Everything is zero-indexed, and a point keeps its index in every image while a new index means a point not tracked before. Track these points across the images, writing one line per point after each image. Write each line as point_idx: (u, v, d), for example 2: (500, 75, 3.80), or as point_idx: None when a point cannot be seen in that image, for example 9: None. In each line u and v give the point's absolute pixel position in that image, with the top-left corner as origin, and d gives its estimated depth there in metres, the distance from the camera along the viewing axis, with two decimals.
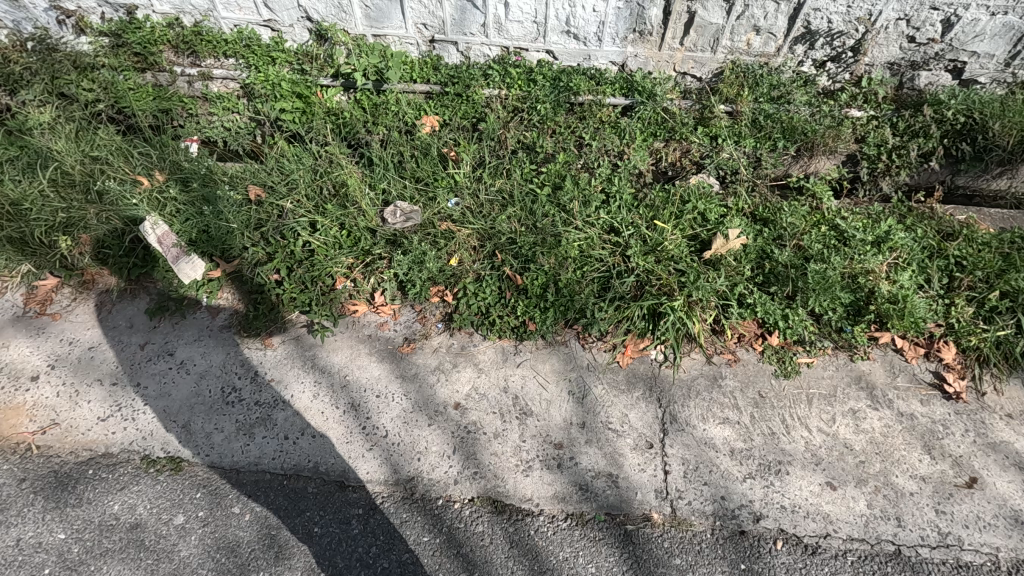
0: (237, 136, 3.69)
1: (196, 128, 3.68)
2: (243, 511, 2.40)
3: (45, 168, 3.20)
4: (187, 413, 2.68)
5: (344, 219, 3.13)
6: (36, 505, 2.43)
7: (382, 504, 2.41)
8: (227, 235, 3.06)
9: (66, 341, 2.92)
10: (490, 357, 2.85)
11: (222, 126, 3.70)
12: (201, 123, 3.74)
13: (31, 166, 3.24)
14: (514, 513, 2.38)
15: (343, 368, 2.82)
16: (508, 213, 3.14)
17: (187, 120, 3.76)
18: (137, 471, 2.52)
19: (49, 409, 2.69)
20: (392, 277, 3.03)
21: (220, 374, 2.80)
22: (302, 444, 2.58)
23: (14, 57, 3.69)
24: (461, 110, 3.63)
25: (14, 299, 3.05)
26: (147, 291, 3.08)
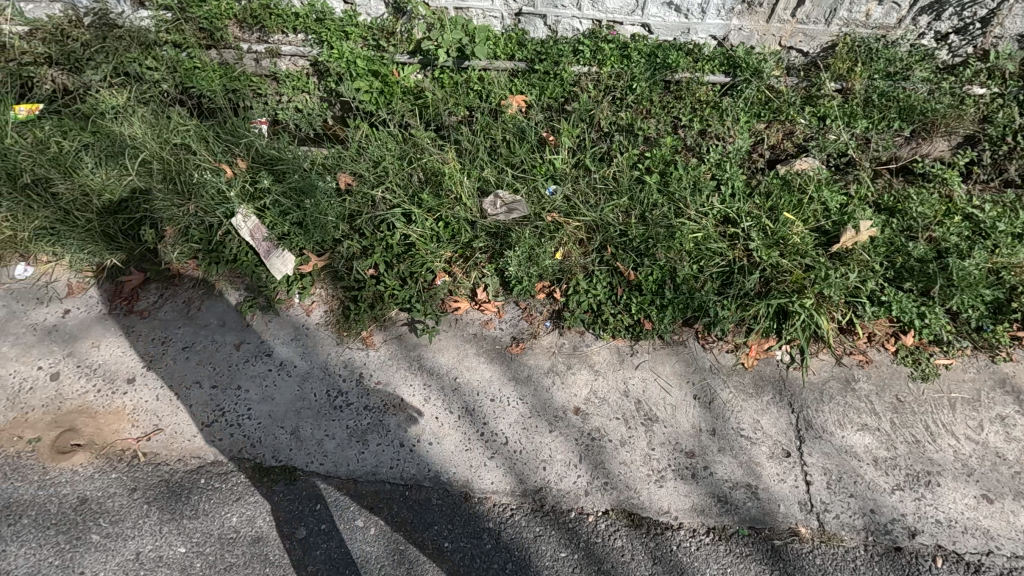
0: (310, 118, 3.52)
1: (266, 108, 3.50)
2: (367, 525, 2.29)
3: (125, 157, 3.06)
4: (294, 418, 2.55)
5: (441, 210, 2.95)
6: (151, 516, 2.33)
7: (513, 517, 2.30)
8: (319, 227, 2.90)
9: (158, 340, 2.79)
10: (605, 357, 2.70)
11: (294, 107, 3.54)
12: (270, 103, 3.55)
13: (107, 152, 3.09)
14: (652, 527, 2.27)
15: (452, 369, 2.68)
16: (615, 203, 2.95)
17: (256, 100, 3.53)
18: (251, 481, 2.41)
19: (150, 414, 2.58)
20: (494, 272, 2.86)
21: (324, 376, 2.67)
22: (420, 451, 2.46)
23: (75, 34, 3.50)
24: (550, 89, 3.38)
25: (99, 294, 2.93)
26: (236, 287, 2.93)
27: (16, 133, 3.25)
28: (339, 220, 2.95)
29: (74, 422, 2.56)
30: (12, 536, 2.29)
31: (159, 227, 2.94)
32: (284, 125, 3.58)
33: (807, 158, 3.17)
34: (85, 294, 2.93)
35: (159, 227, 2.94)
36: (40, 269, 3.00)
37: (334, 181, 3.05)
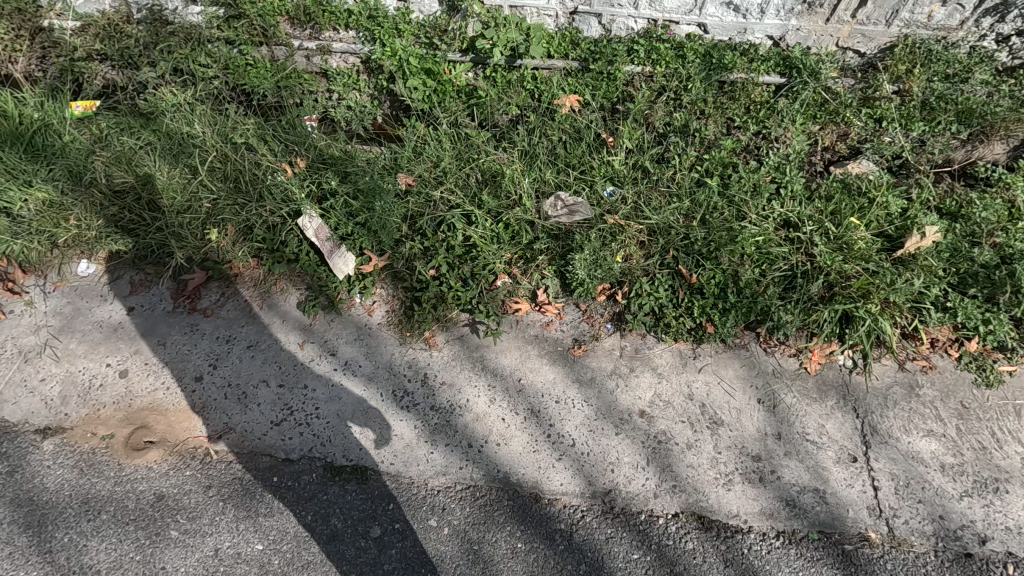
0: (361, 115, 3.54)
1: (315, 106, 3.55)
2: (440, 525, 2.32)
3: (186, 157, 3.12)
4: (362, 417, 2.58)
5: (502, 212, 2.97)
6: (227, 513, 2.37)
7: (583, 519, 2.33)
8: (383, 227, 2.93)
9: (223, 339, 2.82)
10: (667, 360, 2.72)
11: (348, 105, 3.56)
12: (320, 100, 3.59)
13: (167, 151, 3.16)
14: (722, 530, 2.29)
15: (515, 371, 2.70)
16: (674, 206, 2.96)
17: (307, 97, 3.57)
18: (323, 480, 2.44)
19: (220, 412, 2.61)
20: (555, 274, 2.89)
21: (389, 376, 2.70)
22: (488, 452, 2.48)
23: (130, 32, 3.55)
24: (604, 88, 3.40)
25: (162, 293, 2.96)
26: (298, 286, 2.97)
27: (76, 131, 3.29)
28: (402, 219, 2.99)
29: (146, 419, 2.60)
30: (92, 531, 2.34)
31: (223, 226, 3.00)
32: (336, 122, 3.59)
33: (862, 161, 3.15)
34: (148, 293, 2.97)
35: (223, 225, 3.00)
36: (102, 267, 3.04)
37: (396, 181, 3.08)
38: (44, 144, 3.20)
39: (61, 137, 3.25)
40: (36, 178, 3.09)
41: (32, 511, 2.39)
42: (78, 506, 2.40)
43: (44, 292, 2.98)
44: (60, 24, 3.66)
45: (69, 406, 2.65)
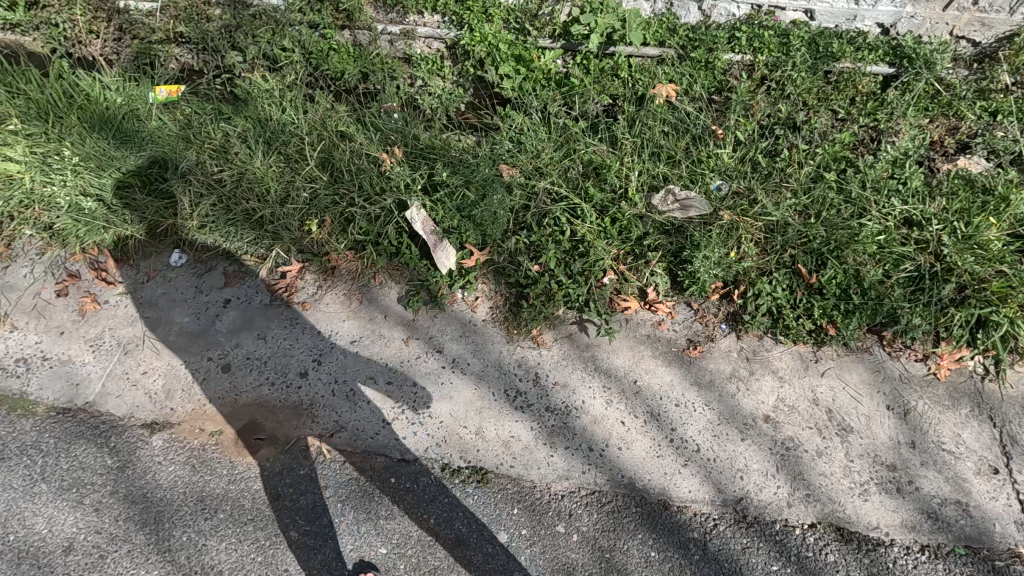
0: (447, 103, 3.38)
1: (394, 93, 3.35)
2: (569, 531, 2.25)
3: (280, 144, 3.01)
4: (477, 418, 2.51)
5: (608, 206, 2.86)
6: (347, 515, 2.30)
7: (716, 528, 2.25)
8: (487, 219, 2.80)
9: (325, 334, 2.74)
10: (788, 363, 2.62)
11: (431, 91, 3.42)
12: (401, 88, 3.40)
13: (257, 137, 3.04)
14: (864, 543, 2.21)
15: (630, 371, 2.61)
16: (790, 200, 2.82)
17: (388, 82, 3.41)
18: (443, 482, 2.37)
19: (329, 410, 2.53)
20: (664, 271, 2.78)
21: (500, 375, 2.61)
22: (611, 457, 2.41)
23: (210, 13, 3.43)
24: (703, 78, 3.27)
25: (257, 285, 2.87)
26: (398, 280, 2.89)
27: (161, 116, 3.20)
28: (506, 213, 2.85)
29: (254, 416, 2.53)
30: (211, 530, 2.29)
31: (320, 217, 2.91)
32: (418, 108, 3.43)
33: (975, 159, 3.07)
34: (243, 284, 2.87)
35: (320, 216, 2.91)
36: (194, 257, 2.95)
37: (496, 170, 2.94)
38: (130, 129, 3.11)
39: (147, 122, 3.17)
40: (126, 165, 3.00)
41: (148, 508, 2.34)
42: (193, 504, 2.34)
43: (137, 282, 2.91)
44: (136, 5, 3.52)
45: (174, 400, 2.59)
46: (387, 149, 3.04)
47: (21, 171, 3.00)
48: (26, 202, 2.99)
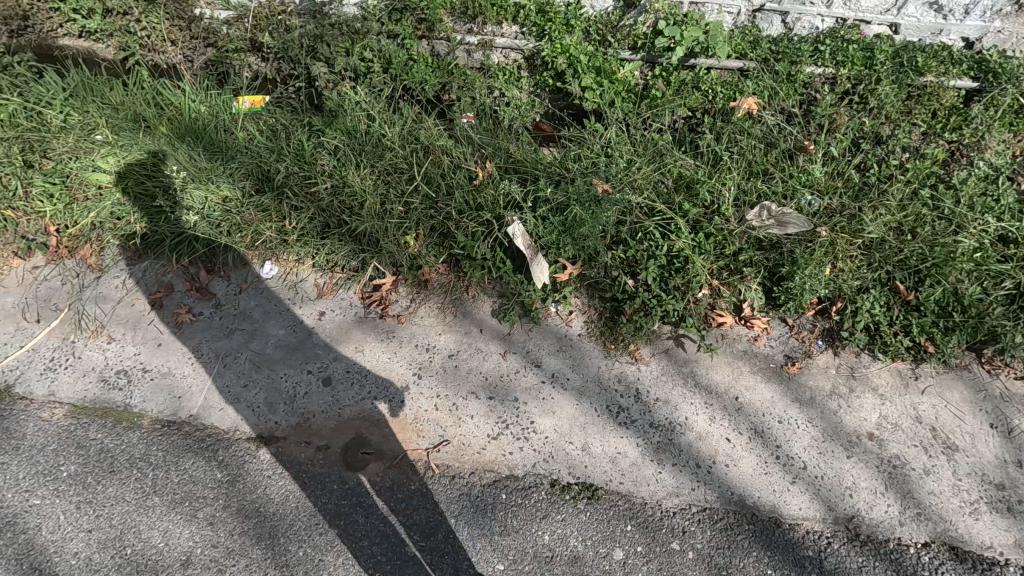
0: (523, 113, 3.32)
1: (469, 103, 3.31)
2: (684, 549, 2.26)
3: (371, 156, 3.02)
4: (581, 433, 2.52)
5: (700, 220, 2.86)
6: (462, 531, 2.32)
7: (830, 546, 2.26)
8: (586, 232, 2.79)
9: (422, 347, 2.76)
10: (888, 380, 2.63)
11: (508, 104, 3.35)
12: (474, 97, 3.35)
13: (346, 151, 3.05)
14: (979, 562, 2.22)
15: (730, 388, 2.63)
16: (885, 216, 2.82)
17: (463, 93, 3.35)
18: (553, 498, 2.38)
19: (434, 425, 2.56)
20: (759, 286, 2.79)
21: (600, 390, 2.63)
22: (719, 474, 2.42)
23: (291, 23, 3.46)
24: (784, 92, 3.23)
25: (351, 297, 2.90)
26: (490, 293, 2.90)
27: (246, 126, 3.20)
28: (606, 227, 2.83)
29: (359, 430, 2.54)
30: (327, 545, 2.30)
31: (414, 230, 2.92)
32: (494, 120, 3.33)
33: None
34: (336, 297, 2.91)
35: (413, 228, 2.92)
36: (285, 269, 2.98)
37: (592, 185, 2.95)
38: (218, 139, 3.12)
39: (234, 133, 3.17)
40: (217, 175, 3.02)
41: (261, 522, 2.36)
42: (306, 519, 2.36)
43: (230, 293, 2.92)
44: (211, 14, 3.62)
45: (277, 414, 2.60)
46: (480, 162, 3.08)
47: (112, 181, 3.08)
48: (117, 213, 3.03)
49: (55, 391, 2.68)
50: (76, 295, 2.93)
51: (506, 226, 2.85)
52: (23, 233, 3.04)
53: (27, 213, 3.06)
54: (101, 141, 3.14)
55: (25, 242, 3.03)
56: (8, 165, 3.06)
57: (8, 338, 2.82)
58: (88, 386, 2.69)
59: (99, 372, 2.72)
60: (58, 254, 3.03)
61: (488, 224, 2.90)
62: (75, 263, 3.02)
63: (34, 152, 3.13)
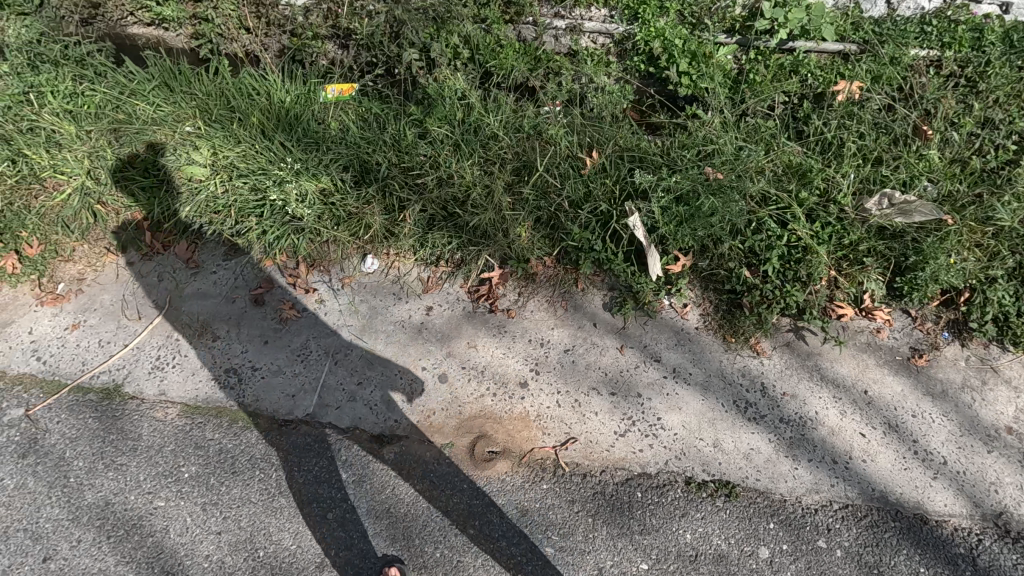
0: (614, 99, 3.14)
1: (558, 91, 3.20)
2: (832, 546, 2.21)
3: (475, 145, 2.93)
4: (711, 429, 2.47)
5: (818, 210, 2.78)
6: (601, 530, 2.27)
7: (982, 543, 2.21)
8: (711, 224, 2.71)
9: (536, 343, 2.69)
10: (1019, 372, 2.57)
11: (597, 92, 3.20)
12: (564, 83, 3.25)
13: (448, 141, 2.95)
14: None
15: (858, 381, 2.57)
16: (1013, 201, 2.71)
17: (554, 79, 3.27)
18: (690, 496, 2.33)
19: (559, 422, 2.50)
20: (879, 277, 2.70)
21: (726, 385, 2.57)
22: (857, 470, 2.37)
23: (373, 8, 3.33)
24: (886, 74, 3.10)
25: (457, 292, 2.83)
26: (600, 286, 2.83)
27: (338, 115, 3.09)
28: (729, 219, 2.72)
29: (483, 428, 2.48)
30: (464, 546, 2.25)
31: (523, 222, 2.83)
32: (584, 105, 3.22)
33: None
34: (442, 291, 2.83)
35: (523, 219, 2.82)
36: (386, 262, 2.91)
37: (703, 173, 2.86)
38: (313, 130, 3.00)
39: (325, 123, 3.07)
40: (314, 166, 2.93)
41: (394, 523, 2.31)
42: (440, 519, 2.31)
43: (333, 289, 2.85)
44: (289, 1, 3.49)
45: (397, 412, 2.54)
46: (587, 151, 2.99)
47: (206, 175, 2.94)
48: (210, 206, 2.93)
49: (166, 390, 2.62)
50: (176, 292, 2.86)
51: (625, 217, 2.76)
52: (114, 229, 3.00)
53: (117, 207, 3.01)
54: (190, 133, 3.02)
55: (118, 237, 2.97)
56: (98, 158, 3.00)
57: (111, 337, 2.75)
58: (199, 385, 2.63)
59: (208, 370, 2.66)
60: (152, 250, 2.96)
61: (603, 215, 2.81)
62: (169, 258, 2.95)
63: (122, 146, 3.02)
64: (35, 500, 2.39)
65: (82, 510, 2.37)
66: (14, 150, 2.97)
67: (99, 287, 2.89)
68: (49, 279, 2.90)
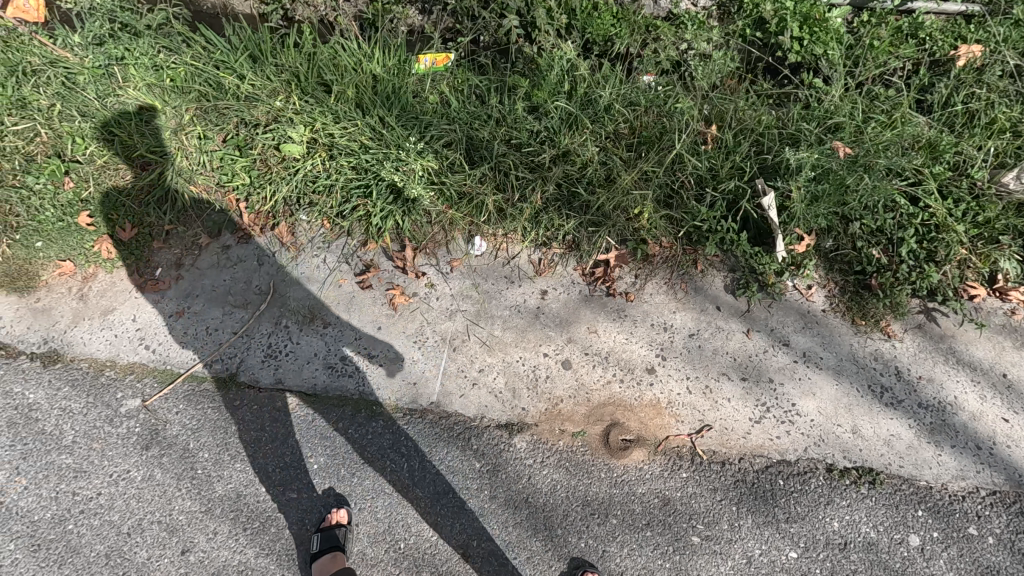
0: (723, 65, 2.99)
1: (655, 61, 3.09)
2: (983, 534, 2.19)
3: (588, 117, 2.74)
4: (848, 415, 2.41)
5: (949, 185, 2.69)
6: (747, 519, 2.25)
7: None
8: (844, 202, 2.61)
9: (660, 327, 2.61)
10: None
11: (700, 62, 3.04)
12: (666, 51, 3.08)
13: (560, 114, 2.75)
14: None
15: (995, 364, 2.50)
16: None
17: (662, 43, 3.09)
18: (834, 483, 2.29)
19: (691, 408, 2.44)
20: (1016, 254, 2.59)
21: (859, 369, 2.50)
22: (1002, 455, 2.31)
23: None
24: (1013, 38, 2.93)
25: (571, 275, 2.74)
26: (719, 267, 2.73)
27: (435, 88, 2.93)
28: (866, 198, 2.57)
29: (615, 416, 2.43)
30: (609, 536, 2.23)
31: (648, 201, 2.64)
32: (686, 73, 3.09)
33: None
34: (555, 274, 2.74)
35: (649, 197, 2.65)
36: (494, 244, 2.79)
37: (831, 149, 2.68)
38: (414, 106, 2.86)
39: (423, 96, 2.90)
40: (415, 142, 2.76)
41: (534, 514, 2.28)
42: (581, 509, 2.28)
43: (442, 273, 2.76)
44: None
45: (524, 400, 2.48)
46: (705, 124, 2.84)
47: (304, 154, 2.81)
48: (310, 186, 2.82)
49: (282, 379, 2.54)
50: (278, 276, 2.77)
51: (759, 197, 2.60)
52: (205, 211, 2.88)
53: (207, 187, 2.87)
54: (281, 107, 2.85)
55: (212, 220, 2.86)
56: (188, 134, 2.86)
57: (218, 324, 2.67)
58: (316, 373, 2.55)
59: (323, 358, 2.58)
60: (248, 233, 2.84)
61: (732, 193, 2.64)
62: (268, 241, 2.84)
63: (211, 124, 2.88)
64: (164, 493, 2.36)
65: (214, 503, 2.34)
66: (102, 128, 2.87)
67: (198, 272, 2.79)
68: (146, 264, 2.80)
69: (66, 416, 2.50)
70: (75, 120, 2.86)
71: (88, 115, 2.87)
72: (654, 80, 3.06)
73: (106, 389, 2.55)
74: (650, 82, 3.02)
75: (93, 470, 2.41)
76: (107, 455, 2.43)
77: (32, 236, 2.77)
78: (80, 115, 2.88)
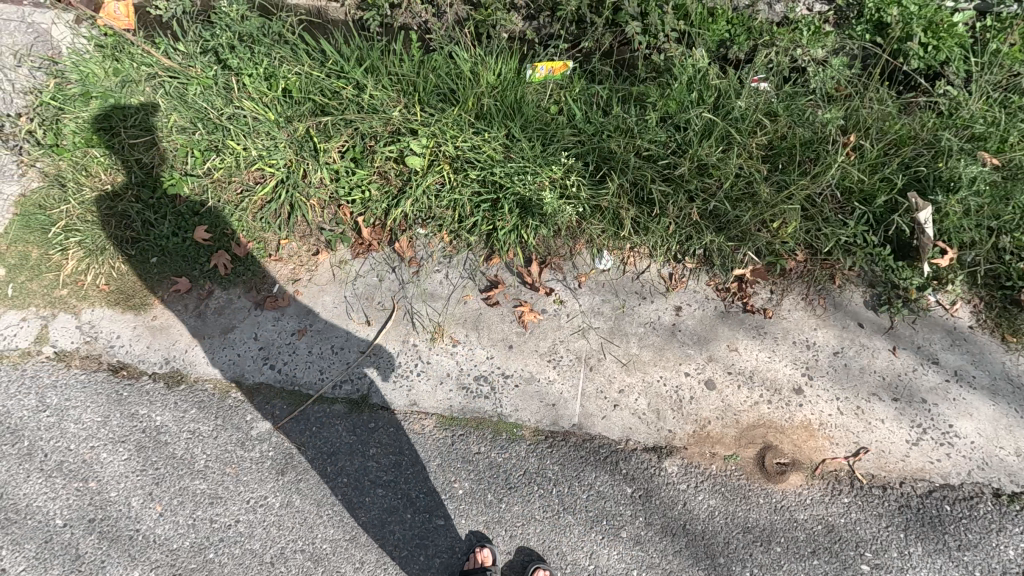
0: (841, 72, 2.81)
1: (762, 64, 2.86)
2: None
3: (728, 126, 2.67)
4: (1010, 437, 2.33)
5: None
6: (917, 547, 2.18)
7: None
8: (998, 214, 2.47)
9: (802, 345, 2.53)
10: None
11: (817, 68, 2.84)
12: (781, 54, 2.86)
13: (702, 127, 2.68)
14: None
15: None
16: None
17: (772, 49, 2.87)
18: (1003, 509, 2.22)
19: (845, 430, 2.36)
20: None
21: (1016, 389, 2.42)
22: None
23: None
24: None
25: (704, 290, 2.66)
26: (858, 282, 2.64)
27: (555, 99, 2.88)
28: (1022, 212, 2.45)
29: (767, 439, 2.35)
30: (774, 564, 2.16)
31: (794, 215, 2.55)
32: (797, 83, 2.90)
33: None
34: (687, 289, 2.66)
35: (796, 211, 2.54)
36: (621, 259, 2.72)
37: (980, 158, 2.53)
38: (539, 116, 2.79)
39: (546, 106, 2.84)
40: (546, 154, 2.74)
41: (694, 541, 2.21)
42: (742, 536, 2.21)
43: (570, 288, 2.67)
44: None
45: (670, 422, 2.39)
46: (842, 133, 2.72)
47: (425, 167, 2.73)
48: (431, 199, 2.74)
49: (416, 400, 2.46)
50: (401, 293, 2.68)
51: (911, 211, 2.50)
52: (319, 225, 2.79)
53: (322, 201, 2.80)
54: (401, 119, 2.77)
55: (328, 234, 2.77)
56: (305, 144, 2.78)
57: (342, 343, 2.58)
58: (451, 395, 2.47)
59: (456, 378, 2.50)
60: (365, 247, 2.77)
61: (881, 206, 2.57)
62: (388, 255, 2.76)
63: (327, 135, 2.80)
64: (306, 520, 2.29)
65: (360, 530, 2.28)
66: (217, 139, 2.81)
67: (317, 288, 2.70)
68: (261, 280, 2.70)
69: (196, 439, 2.43)
70: (191, 133, 2.82)
71: (201, 126, 2.80)
72: (763, 85, 2.87)
73: (235, 411, 2.48)
74: (765, 88, 2.85)
75: (229, 496, 2.33)
76: (242, 480, 2.36)
77: (147, 252, 2.70)
78: (194, 125, 2.84)
